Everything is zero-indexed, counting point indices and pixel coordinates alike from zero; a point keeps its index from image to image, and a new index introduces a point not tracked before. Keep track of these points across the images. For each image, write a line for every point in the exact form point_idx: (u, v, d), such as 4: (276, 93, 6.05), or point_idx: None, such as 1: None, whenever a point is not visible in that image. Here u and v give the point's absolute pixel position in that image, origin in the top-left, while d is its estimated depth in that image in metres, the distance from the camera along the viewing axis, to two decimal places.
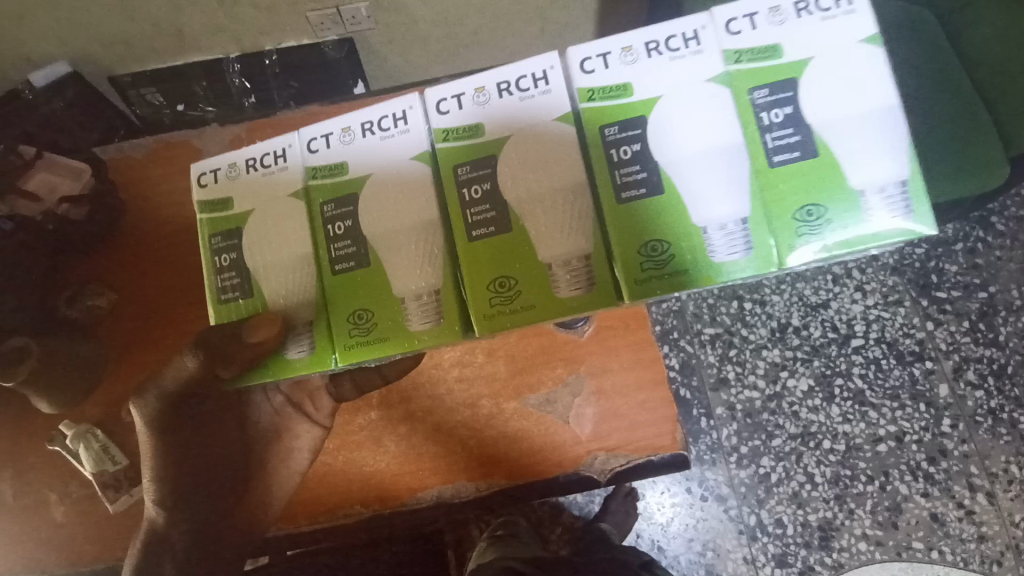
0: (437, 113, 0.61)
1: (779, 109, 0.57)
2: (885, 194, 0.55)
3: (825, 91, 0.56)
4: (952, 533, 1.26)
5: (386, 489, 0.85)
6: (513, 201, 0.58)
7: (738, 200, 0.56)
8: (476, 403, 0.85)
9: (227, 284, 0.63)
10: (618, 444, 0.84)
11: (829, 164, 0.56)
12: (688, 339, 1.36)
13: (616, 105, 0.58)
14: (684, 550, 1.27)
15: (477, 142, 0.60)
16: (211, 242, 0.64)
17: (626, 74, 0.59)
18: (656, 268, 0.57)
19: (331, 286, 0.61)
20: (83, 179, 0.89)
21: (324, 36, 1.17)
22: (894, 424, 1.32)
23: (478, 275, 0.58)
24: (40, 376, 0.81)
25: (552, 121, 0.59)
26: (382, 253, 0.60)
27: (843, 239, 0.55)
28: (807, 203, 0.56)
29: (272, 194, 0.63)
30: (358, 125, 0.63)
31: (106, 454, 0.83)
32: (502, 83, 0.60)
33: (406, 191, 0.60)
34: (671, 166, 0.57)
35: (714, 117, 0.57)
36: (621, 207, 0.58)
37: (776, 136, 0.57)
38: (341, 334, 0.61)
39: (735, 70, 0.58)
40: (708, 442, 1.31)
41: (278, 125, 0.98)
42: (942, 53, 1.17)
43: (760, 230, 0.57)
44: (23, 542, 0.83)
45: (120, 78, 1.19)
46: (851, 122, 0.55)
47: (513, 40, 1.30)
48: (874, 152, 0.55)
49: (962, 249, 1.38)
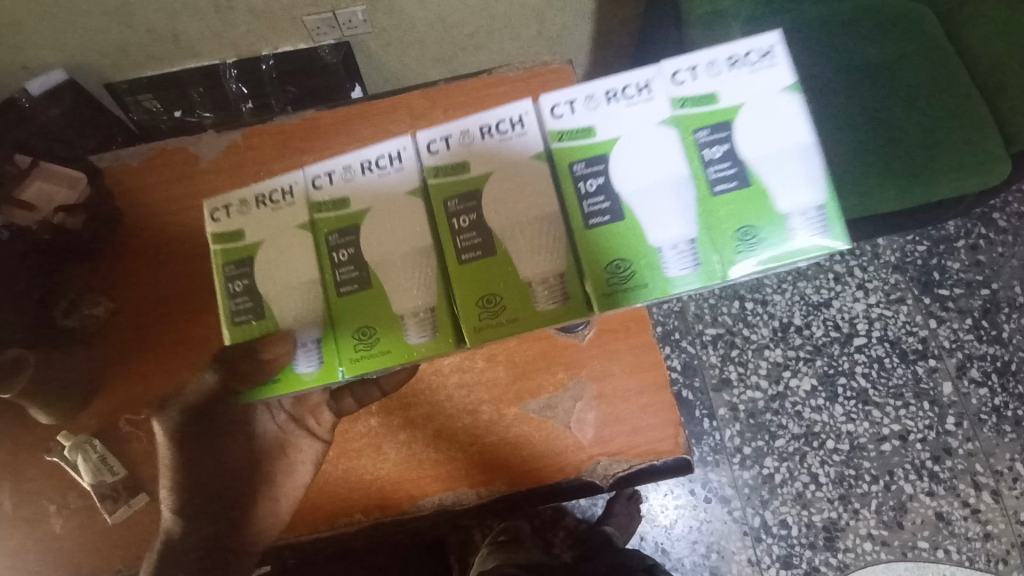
0: (427, 153, 0.63)
1: (719, 146, 0.59)
2: (806, 216, 0.58)
3: (754, 131, 0.59)
4: (958, 532, 1.25)
5: (388, 497, 0.84)
6: (497, 228, 0.61)
7: (685, 223, 0.59)
8: (477, 408, 0.85)
9: (240, 308, 0.64)
10: (620, 449, 0.83)
11: (760, 191, 0.58)
12: (689, 340, 1.36)
13: (581, 145, 0.61)
14: (688, 553, 1.26)
15: (463, 178, 0.62)
16: (223, 271, 0.64)
17: (584, 119, 0.61)
18: (621, 283, 0.59)
19: (334, 305, 0.62)
20: (79, 188, 0.89)
21: (320, 41, 1.17)
22: (898, 423, 1.31)
23: (468, 293, 0.61)
24: (37, 388, 0.80)
25: (528, 159, 0.61)
26: (383, 277, 0.62)
27: (775, 255, 0.58)
28: (743, 225, 0.59)
29: (275, 226, 0.64)
30: (358, 163, 0.64)
31: (104, 466, 0.83)
32: (484, 126, 0.63)
33: (403, 222, 0.62)
34: (629, 197, 0.59)
35: (666, 156, 0.59)
36: (589, 233, 0.60)
37: (716, 169, 0.59)
38: (342, 350, 0.62)
39: (681, 113, 0.60)
40: (711, 443, 1.30)
41: (275, 131, 0.98)
42: (940, 51, 1.17)
43: (705, 250, 0.59)
44: (21, 555, 0.83)
45: (117, 85, 1.18)
46: (777, 156, 0.58)
47: (511, 42, 1.29)
48: (799, 179, 0.58)
49: (964, 246, 1.38)
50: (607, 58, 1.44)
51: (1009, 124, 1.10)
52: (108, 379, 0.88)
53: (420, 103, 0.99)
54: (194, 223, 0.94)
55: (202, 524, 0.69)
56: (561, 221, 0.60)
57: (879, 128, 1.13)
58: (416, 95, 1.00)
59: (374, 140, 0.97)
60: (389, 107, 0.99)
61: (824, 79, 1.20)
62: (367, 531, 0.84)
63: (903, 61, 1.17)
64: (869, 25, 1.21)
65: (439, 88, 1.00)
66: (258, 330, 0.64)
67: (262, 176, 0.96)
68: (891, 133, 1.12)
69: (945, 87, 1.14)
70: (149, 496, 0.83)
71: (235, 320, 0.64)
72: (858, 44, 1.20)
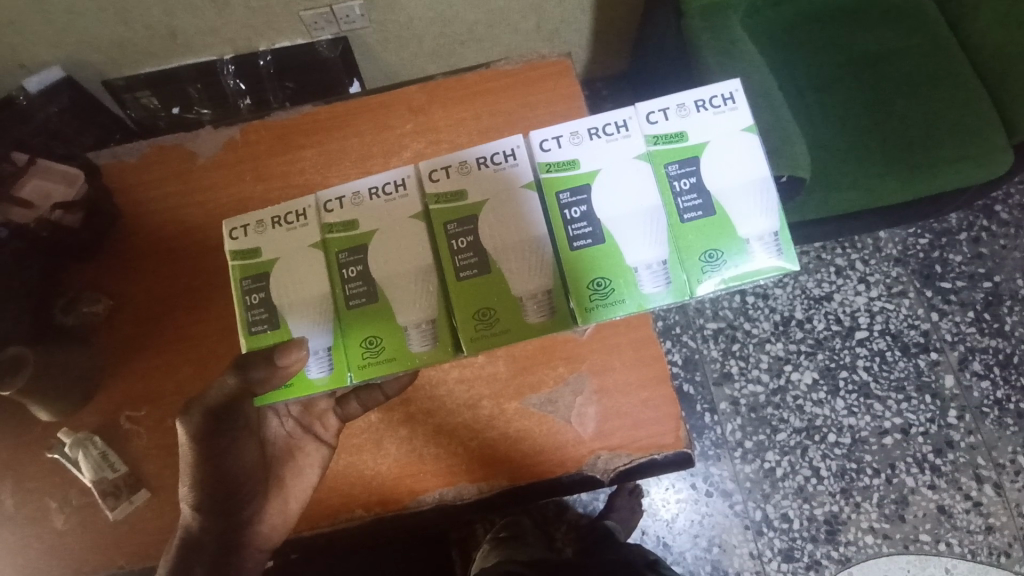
0: (429, 180, 0.66)
1: (687, 179, 0.64)
2: (764, 242, 0.63)
3: (717, 167, 0.64)
4: (960, 525, 1.25)
5: (388, 492, 0.84)
6: (492, 249, 0.64)
7: (657, 245, 0.63)
8: (477, 404, 0.85)
9: (257, 318, 0.65)
10: (621, 443, 0.83)
11: (723, 220, 0.64)
12: (690, 334, 1.35)
13: (567, 176, 0.65)
14: (690, 547, 1.25)
15: (463, 204, 0.65)
16: (241, 284, 0.66)
17: (566, 153, 0.65)
18: (602, 299, 0.63)
19: (344, 318, 0.65)
20: (77, 186, 0.87)
21: (318, 35, 1.16)
22: (900, 416, 1.31)
23: (465, 305, 0.64)
24: (36, 385, 0.79)
25: (521, 188, 0.64)
26: (389, 292, 0.64)
27: (736, 275, 0.63)
28: (708, 247, 0.63)
29: (289, 244, 0.66)
30: (365, 189, 0.66)
31: (105, 462, 0.83)
32: (480, 158, 0.66)
33: (407, 241, 0.65)
34: (608, 222, 0.64)
35: (642, 187, 0.64)
36: (574, 254, 0.64)
37: (685, 200, 0.64)
38: (352, 355, 0.65)
39: (655, 149, 0.65)
40: (712, 437, 1.30)
41: (273, 126, 0.97)
42: (941, 44, 1.17)
43: (675, 270, 0.63)
44: (24, 552, 0.83)
45: (114, 82, 1.18)
46: (739, 189, 0.63)
47: (509, 35, 1.29)
48: (756, 209, 0.63)
49: (966, 239, 1.38)
50: (606, 51, 1.43)
51: (1012, 114, 1.09)
52: (109, 377, 0.87)
53: (418, 97, 0.99)
54: (193, 220, 0.93)
55: (208, 519, 0.69)
56: (549, 243, 0.64)
57: (879, 120, 1.13)
58: (414, 89, 0.99)
59: (373, 135, 0.97)
60: (387, 102, 0.98)
61: (825, 70, 1.19)
62: (366, 528, 0.84)
63: (904, 52, 1.18)
64: (870, 17, 1.22)
65: (437, 82, 0.99)
66: (273, 338, 0.65)
67: (260, 171, 0.95)
68: (892, 126, 1.12)
69: (945, 81, 1.14)
70: (150, 493, 0.83)
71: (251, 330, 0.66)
72: (858, 36, 1.20)
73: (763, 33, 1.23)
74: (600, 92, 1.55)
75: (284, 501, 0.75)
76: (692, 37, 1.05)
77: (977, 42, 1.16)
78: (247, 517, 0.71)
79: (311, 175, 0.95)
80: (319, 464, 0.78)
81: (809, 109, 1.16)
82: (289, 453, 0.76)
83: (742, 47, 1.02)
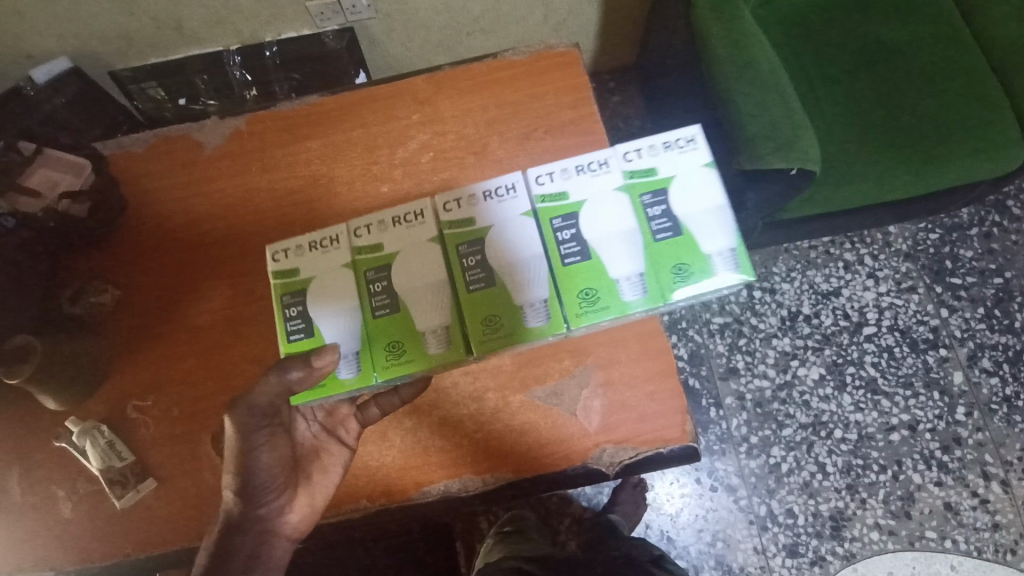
0: (445, 210, 0.71)
1: (658, 205, 0.69)
2: (726, 257, 0.67)
3: (682, 195, 0.69)
4: (966, 522, 1.24)
5: (392, 483, 0.83)
6: (496, 266, 0.69)
7: (634, 261, 0.67)
8: (482, 396, 0.84)
9: (296, 327, 0.69)
10: (627, 436, 0.83)
11: (690, 239, 0.68)
12: (696, 329, 1.35)
13: (557, 204, 0.69)
14: (694, 541, 1.24)
15: (474, 228, 0.70)
16: (282, 299, 0.70)
17: (556, 185, 0.70)
18: (588, 306, 0.67)
19: (371, 327, 0.69)
20: (83, 175, 0.87)
21: (323, 26, 1.16)
22: (907, 413, 1.30)
23: (474, 313, 0.68)
24: (43, 374, 0.79)
25: (520, 216, 0.70)
26: (411, 303, 0.69)
27: (702, 287, 0.67)
28: (678, 263, 0.67)
29: (322, 264, 0.71)
30: (389, 217, 0.72)
31: (112, 451, 0.83)
32: (484, 191, 0.71)
33: (426, 260, 0.70)
34: (593, 243, 0.68)
35: (622, 213, 0.68)
36: (567, 268, 0.68)
37: (657, 224, 0.68)
38: (376, 357, 0.68)
39: (630, 181, 0.70)
40: (717, 432, 1.29)
41: (279, 117, 0.98)
42: (955, 36, 1.16)
43: (652, 283, 0.67)
44: (28, 541, 0.82)
45: (120, 72, 1.17)
46: (702, 213, 0.68)
47: (515, 26, 1.28)
48: (717, 229, 0.68)
49: (977, 234, 1.39)
50: (614, 42, 1.42)
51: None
52: (117, 366, 0.88)
53: (425, 88, 0.99)
54: (200, 209, 0.94)
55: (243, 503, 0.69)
56: (543, 261, 0.68)
57: (891, 111, 1.11)
58: (421, 80, 0.99)
59: (379, 126, 0.97)
60: (395, 93, 0.98)
61: (836, 61, 1.17)
62: (374, 518, 0.83)
63: (917, 43, 1.17)
64: (882, 7, 1.20)
65: (444, 73, 0.99)
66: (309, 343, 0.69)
67: (266, 162, 0.95)
68: (904, 117, 1.11)
69: (959, 73, 1.13)
70: (157, 482, 0.83)
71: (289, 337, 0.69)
72: (871, 27, 1.19)
73: (773, 23, 1.21)
74: (607, 84, 1.54)
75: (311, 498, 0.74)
76: (700, 27, 1.03)
77: (992, 33, 1.15)
78: (273, 503, 0.71)
79: (318, 166, 0.95)
80: (341, 465, 0.77)
81: (820, 101, 1.14)
82: (313, 456, 0.75)
83: (751, 40, 1.02)
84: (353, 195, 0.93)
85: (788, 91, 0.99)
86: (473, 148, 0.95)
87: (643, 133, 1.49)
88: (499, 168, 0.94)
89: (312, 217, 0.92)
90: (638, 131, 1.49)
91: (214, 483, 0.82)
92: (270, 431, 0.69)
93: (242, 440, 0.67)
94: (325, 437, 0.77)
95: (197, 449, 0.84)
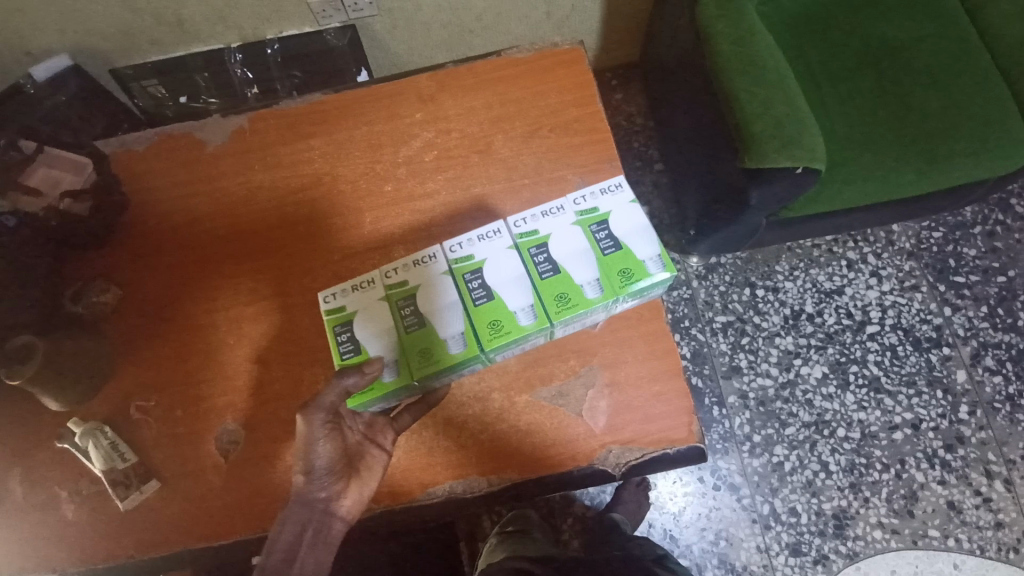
0: (452, 251, 0.78)
1: (602, 230, 0.77)
2: (655, 260, 0.76)
3: (618, 219, 0.78)
4: (969, 521, 1.23)
5: (397, 484, 0.82)
6: (493, 283, 0.76)
7: (590, 272, 0.76)
8: (487, 396, 0.84)
9: (348, 346, 0.74)
10: (633, 437, 0.82)
11: (629, 252, 0.76)
12: (699, 327, 1.35)
13: (527, 240, 0.78)
14: (697, 540, 1.23)
15: (480, 259, 0.77)
16: (335, 332, 0.75)
17: (528, 225, 0.79)
18: (564, 307, 0.75)
19: (405, 342, 0.74)
20: (85, 174, 0.88)
21: (325, 24, 1.15)
22: (911, 411, 1.29)
23: (481, 319, 0.75)
24: (45, 374, 0.78)
25: (507, 249, 0.77)
26: (434, 319, 0.75)
27: (644, 286, 0.76)
28: (624, 270, 0.76)
29: (363, 302, 0.77)
30: (408, 262, 0.78)
31: (115, 452, 0.82)
32: (459, 243, 0.78)
33: (440, 287, 0.76)
34: (561, 261, 0.76)
35: (577, 241, 0.77)
36: (547, 280, 0.76)
37: (604, 245, 0.77)
38: (411, 361, 0.74)
39: (581, 216, 0.79)
40: (720, 431, 1.28)
41: (282, 115, 0.98)
42: (961, 33, 1.16)
43: (609, 284, 0.75)
44: (25, 543, 0.81)
45: (121, 70, 1.16)
46: (636, 232, 0.77)
47: (519, 23, 1.27)
48: (645, 241, 0.77)
49: (981, 232, 1.41)
50: (616, 39, 1.42)
51: None
52: (120, 366, 0.87)
53: (429, 86, 0.99)
54: (203, 209, 0.94)
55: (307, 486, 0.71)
56: (523, 278, 0.76)
57: (895, 108, 1.11)
58: (425, 78, 0.99)
59: (382, 124, 0.97)
60: (399, 91, 0.98)
61: (841, 58, 1.17)
62: (379, 518, 0.82)
63: (922, 41, 1.16)
64: (886, 4, 1.20)
65: (447, 71, 1.00)
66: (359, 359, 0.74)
67: (269, 160, 0.95)
68: (911, 113, 1.10)
69: (966, 69, 1.12)
70: (161, 483, 0.82)
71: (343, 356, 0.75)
72: (876, 24, 1.18)
73: (777, 20, 1.20)
74: (610, 82, 1.53)
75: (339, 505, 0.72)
76: (705, 24, 1.03)
77: (995, 32, 1.15)
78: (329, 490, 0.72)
79: (321, 164, 0.95)
80: (382, 467, 0.76)
81: (825, 99, 1.13)
82: (359, 456, 0.75)
83: (754, 37, 1.02)
84: (356, 194, 0.92)
85: (793, 88, 0.99)
86: (478, 146, 0.94)
87: (645, 131, 1.48)
88: (504, 167, 0.93)
89: (317, 216, 0.92)
90: (641, 129, 1.49)
91: (218, 483, 0.82)
92: (330, 426, 0.71)
93: (306, 432, 0.70)
94: (367, 441, 0.76)
95: (202, 449, 0.83)
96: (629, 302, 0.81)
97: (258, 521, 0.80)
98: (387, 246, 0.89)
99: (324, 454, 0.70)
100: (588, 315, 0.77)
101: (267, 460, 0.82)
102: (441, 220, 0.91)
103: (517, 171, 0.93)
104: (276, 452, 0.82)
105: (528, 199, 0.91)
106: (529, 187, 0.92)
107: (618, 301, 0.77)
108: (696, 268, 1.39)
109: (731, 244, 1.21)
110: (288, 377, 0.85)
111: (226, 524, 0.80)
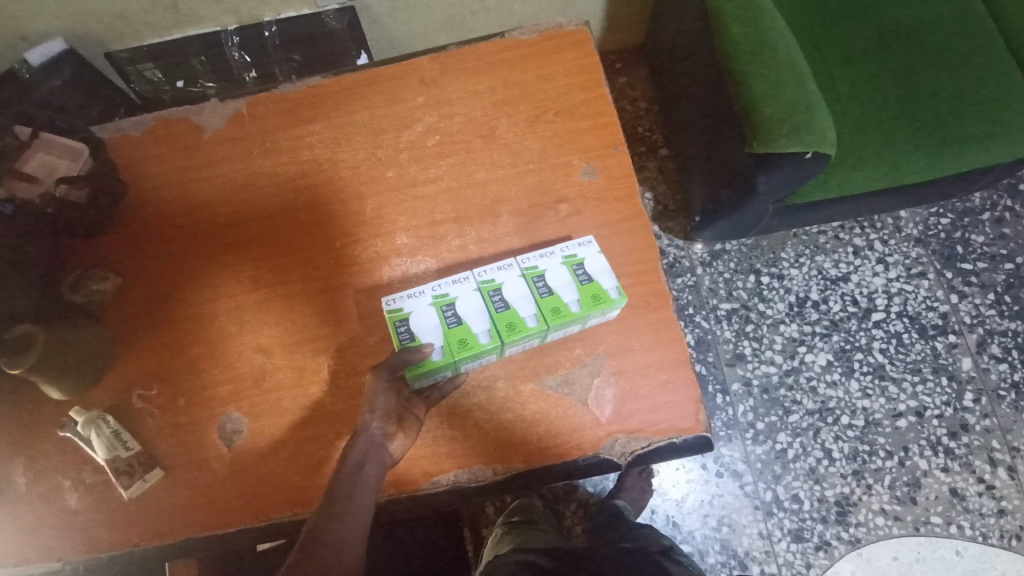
0: (481, 274, 0.81)
1: (582, 268, 0.81)
2: (616, 290, 0.80)
3: (594, 262, 0.82)
4: (972, 508, 1.23)
5: (402, 473, 0.80)
6: (511, 299, 0.79)
7: (569, 295, 0.79)
8: (492, 385, 0.83)
9: (406, 331, 0.77)
10: (639, 426, 0.81)
11: (597, 287, 0.80)
12: (704, 314, 1.34)
13: (526, 271, 0.81)
14: (699, 526, 1.22)
15: (500, 281, 0.80)
16: (398, 327, 0.77)
17: (532, 259, 0.82)
18: (552, 318, 0.78)
19: (451, 335, 0.76)
20: (82, 159, 0.87)
21: (324, 5, 1.13)
22: (915, 399, 1.29)
23: (506, 321, 0.77)
24: (47, 363, 0.77)
25: (517, 273, 0.81)
26: (471, 323, 0.77)
27: (607, 311, 0.80)
28: (596, 296, 0.79)
29: (418, 303, 0.79)
30: (446, 283, 0.81)
31: (118, 441, 0.81)
32: (480, 272, 0.82)
33: (471, 299, 0.79)
34: (556, 286, 0.80)
35: (562, 275, 0.81)
36: (545, 300, 0.79)
37: (581, 277, 0.81)
38: (453, 351, 0.76)
39: (566, 258, 0.82)
40: (725, 418, 1.28)
41: (280, 100, 0.96)
42: (975, 14, 1.13)
43: (586, 305, 0.79)
44: (30, 532, 0.80)
45: (117, 54, 1.14)
46: (603, 270, 0.81)
47: (522, 5, 1.25)
48: (607, 274, 0.81)
49: (990, 219, 1.40)
50: (620, 20, 1.39)
51: None
52: (121, 356, 0.86)
53: (431, 69, 0.97)
54: (202, 196, 0.92)
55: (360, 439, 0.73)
56: (527, 297, 0.79)
57: (909, 91, 1.08)
58: (427, 60, 0.98)
59: (384, 108, 0.95)
60: (401, 74, 0.97)
61: (852, 39, 1.14)
62: (383, 508, 0.81)
63: (937, 22, 1.13)
64: None
65: (449, 53, 0.98)
66: (414, 343, 0.76)
67: (268, 146, 0.94)
68: (923, 95, 1.07)
69: (981, 51, 1.10)
70: (164, 472, 0.81)
71: (402, 342, 0.77)
72: (889, 4, 1.16)
73: None
74: (614, 65, 1.50)
75: (388, 446, 0.75)
76: (714, 4, 1.01)
77: (1008, 16, 1.13)
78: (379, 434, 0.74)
79: (321, 151, 0.93)
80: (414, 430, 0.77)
81: (835, 82, 1.11)
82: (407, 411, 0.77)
83: (765, 17, 0.99)
84: (358, 179, 0.91)
85: (804, 72, 0.97)
86: (482, 131, 0.93)
87: (650, 116, 1.46)
88: (508, 151, 0.92)
89: (318, 207, 0.90)
90: (645, 113, 1.47)
91: (220, 472, 0.81)
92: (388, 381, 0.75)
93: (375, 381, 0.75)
94: (405, 409, 0.77)
95: (205, 438, 0.82)
96: (595, 324, 0.84)
97: (264, 511, 0.79)
98: (389, 233, 0.88)
99: (386, 401, 0.74)
100: (568, 328, 0.81)
101: (270, 449, 0.82)
102: (445, 207, 0.89)
103: (521, 156, 0.91)
104: (280, 440, 0.82)
105: (532, 184, 0.90)
106: (533, 173, 0.90)
107: (591, 318, 0.81)
108: (701, 255, 1.38)
109: (734, 231, 1.20)
110: (291, 366, 0.84)
111: (230, 512, 0.80)
